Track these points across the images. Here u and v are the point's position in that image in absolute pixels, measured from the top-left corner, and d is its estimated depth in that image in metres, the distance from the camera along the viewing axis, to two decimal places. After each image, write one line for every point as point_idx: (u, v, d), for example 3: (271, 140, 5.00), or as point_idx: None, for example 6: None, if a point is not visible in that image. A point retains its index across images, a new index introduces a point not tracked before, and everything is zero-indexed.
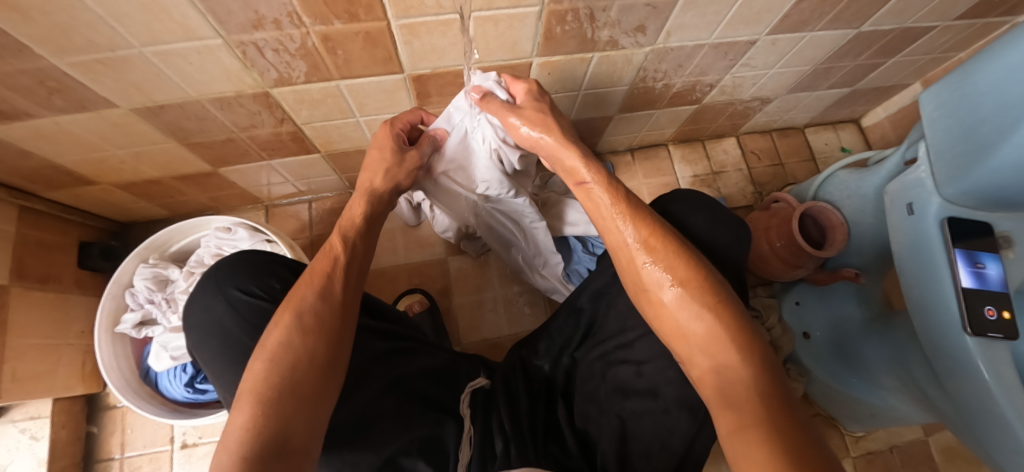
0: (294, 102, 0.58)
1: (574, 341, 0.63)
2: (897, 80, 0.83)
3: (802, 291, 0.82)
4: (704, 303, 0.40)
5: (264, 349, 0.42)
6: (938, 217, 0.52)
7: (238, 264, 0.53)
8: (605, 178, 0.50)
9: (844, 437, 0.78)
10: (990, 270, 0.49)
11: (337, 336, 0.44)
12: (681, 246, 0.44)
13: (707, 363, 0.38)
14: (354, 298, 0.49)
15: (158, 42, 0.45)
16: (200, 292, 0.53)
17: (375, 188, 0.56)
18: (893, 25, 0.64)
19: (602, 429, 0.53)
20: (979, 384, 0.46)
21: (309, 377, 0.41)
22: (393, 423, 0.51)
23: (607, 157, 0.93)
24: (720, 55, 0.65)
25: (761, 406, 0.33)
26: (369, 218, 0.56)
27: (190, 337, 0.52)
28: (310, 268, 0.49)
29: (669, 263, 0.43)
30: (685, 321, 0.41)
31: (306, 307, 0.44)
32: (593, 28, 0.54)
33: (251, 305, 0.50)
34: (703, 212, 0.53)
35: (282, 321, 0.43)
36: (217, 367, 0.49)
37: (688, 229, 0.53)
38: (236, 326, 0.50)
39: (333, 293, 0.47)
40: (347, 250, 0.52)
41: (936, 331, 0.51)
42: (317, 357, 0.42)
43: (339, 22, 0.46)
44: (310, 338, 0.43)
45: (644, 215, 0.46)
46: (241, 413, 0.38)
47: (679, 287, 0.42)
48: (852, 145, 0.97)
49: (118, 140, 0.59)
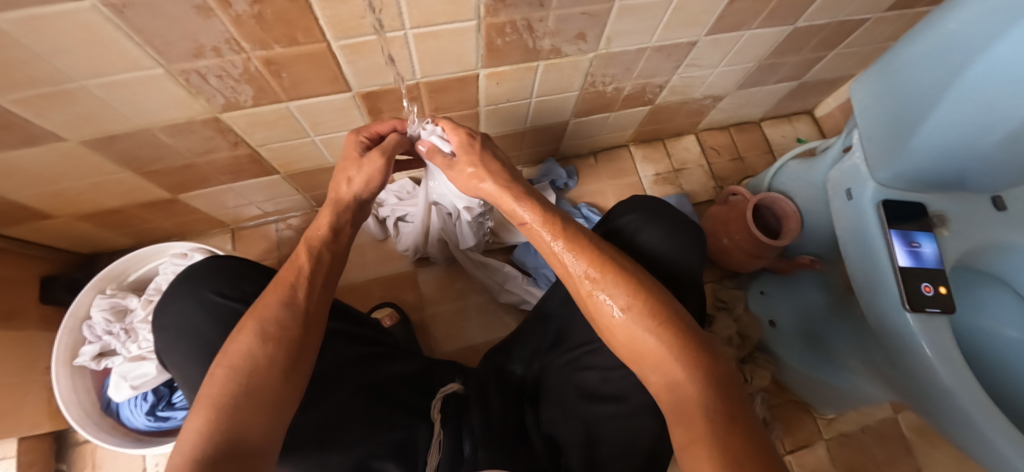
0: (247, 126, 0.59)
1: (544, 348, 0.65)
2: (842, 71, 0.86)
3: (767, 281, 0.84)
4: (646, 325, 0.41)
5: (226, 356, 0.41)
6: (874, 201, 0.53)
7: (212, 268, 0.53)
8: (543, 212, 0.50)
9: (817, 420, 0.79)
10: (925, 249, 0.51)
11: (301, 343, 0.43)
12: (621, 271, 0.45)
13: (660, 379, 0.40)
14: (322, 307, 0.48)
15: (100, 75, 0.45)
16: (171, 296, 0.52)
17: (342, 198, 0.54)
18: (827, 20, 0.67)
19: (569, 432, 0.54)
20: (923, 360, 0.48)
21: (270, 383, 0.40)
22: (367, 428, 0.50)
23: (571, 160, 0.95)
24: (664, 56, 0.67)
25: (708, 419, 0.35)
26: (334, 228, 0.53)
27: (161, 340, 0.51)
28: (276, 277, 0.48)
29: (612, 292, 0.44)
30: (635, 341, 0.42)
31: (269, 314, 0.44)
32: (534, 38, 0.55)
33: (224, 308, 0.50)
34: (654, 222, 0.57)
35: (245, 328, 0.43)
36: (189, 370, 0.49)
37: (644, 238, 0.56)
38: (206, 326, 0.49)
39: (298, 302, 0.46)
40: (314, 261, 0.50)
41: (880, 311, 0.53)
42: (278, 364, 0.41)
43: (280, 46, 0.47)
44: (270, 346, 0.42)
45: (586, 241, 0.47)
46: (198, 417, 0.38)
47: (624, 312, 0.43)
48: (807, 135, 1.00)
49: (73, 173, 0.59)
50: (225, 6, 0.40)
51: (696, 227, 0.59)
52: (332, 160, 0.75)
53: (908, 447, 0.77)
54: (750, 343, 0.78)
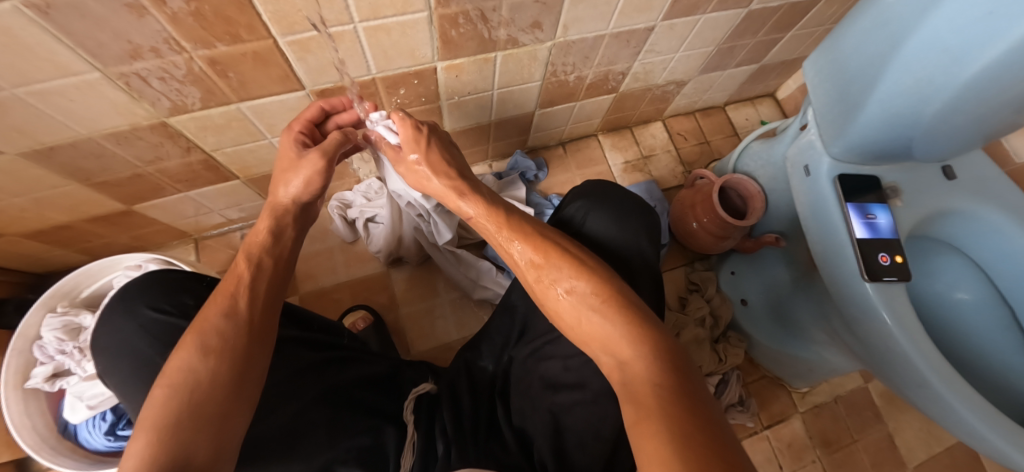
0: (197, 130, 0.57)
1: (511, 339, 0.64)
2: (799, 53, 0.88)
3: (736, 262, 0.85)
4: (591, 304, 0.43)
5: (165, 375, 0.39)
6: (831, 176, 0.55)
7: (148, 284, 0.51)
8: (483, 204, 0.52)
9: (792, 395, 0.80)
10: (880, 219, 0.52)
11: (246, 359, 0.42)
12: (563, 253, 0.47)
13: (610, 360, 0.41)
14: (267, 316, 0.45)
15: (30, 82, 0.43)
16: (108, 315, 0.50)
17: (279, 202, 0.52)
18: (778, 2, 0.69)
19: (536, 424, 0.54)
20: (881, 327, 0.50)
21: (213, 397, 0.38)
22: (327, 435, 0.49)
23: (540, 152, 0.95)
24: (623, 43, 0.67)
25: (656, 398, 0.34)
26: (274, 232, 0.51)
27: (100, 362, 0.49)
28: (216, 288, 0.46)
29: (553, 280, 0.46)
30: (583, 325, 0.43)
31: (211, 328, 0.42)
32: (489, 28, 0.55)
33: (164, 324, 0.48)
34: (601, 207, 0.60)
35: (185, 344, 0.41)
36: (130, 392, 0.47)
37: (592, 224, 0.59)
38: (145, 344, 0.48)
39: (240, 312, 0.44)
40: (256, 268, 0.48)
41: (840, 283, 0.54)
42: (221, 377, 0.39)
43: (222, 44, 0.45)
44: (212, 359, 0.40)
45: (527, 232, 0.49)
46: (138, 441, 0.35)
47: (568, 292, 0.45)
48: (770, 117, 1.02)
49: (13, 189, 0.56)
50: (159, 4, 0.38)
51: (642, 209, 0.62)
52: None
53: (878, 413, 0.80)
54: (721, 323, 0.79)
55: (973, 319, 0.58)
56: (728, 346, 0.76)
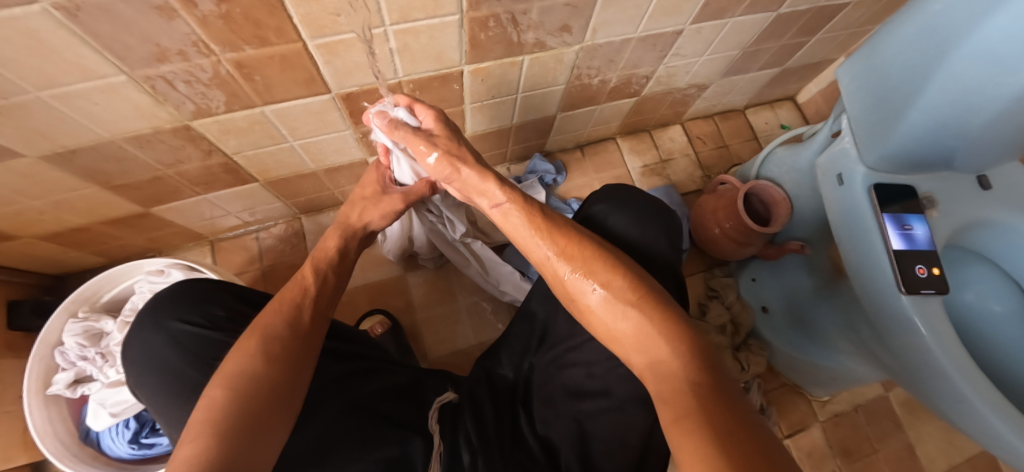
0: (219, 133, 0.56)
1: (531, 348, 0.64)
2: (822, 56, 0.87)
3: (757, 268, 0.84)
4: (628, 299, 0.42)
5: (221, 376, 0.40)
6: (866, 185, 0.54)
7: (178, 295, 0.50)
8: (516, 194, 0.50)
9: (811, 403, 0.80)
10: (917, 231, 0.51)
11: (298, 366, 0.43)
12: (596, 249, 0.46)
13: (642, 360, 0.40)
14: (321, 325, 0.49)
15: (54, 86, 0.42)
16: (139, 326, 0.50)
17: (350, 223, 0.60)
18: (807, 5, 0.67)
19: (562, 432, 0.54)
20: (917, 340, 0.49)
21: (265, 403, 0.39)
22: (357, 446, 0.47)
23: (557, 155, 0.94)
24: (649, 47, 0.66)
25: (694, 399, 0.34)
26: (341, 250, 0.58)
27: (132, 373, 0.49)
28: (278, 296, 0.49)
29: (589, 269, 0.45)
30: (614, 320, 0.42)
31: (272, 333, 0.44)
32: (518, 31, 0.54)
33: (195, 338, 0.48)
34: (624, 208, 0.58)
35: (245, 348, 0.43)
36: (160, 405, 0.47)
37: (615, 223, 0.58)
38: (177, 358, 0.47)
39: (300, 322, 0.47)
40: (318, 281, 0.53)
41: (874, 295, 0.53)
42: (275, 382, 0.41)
43: (250, 48, 0.44)
44: (273, 367, 0.42)
45: (559, 226, 0.48)
46: (191, 443, 0.36)
47: (603, 288, 0.43)
48: (790, 121, 1.01)
49: (32, 191, 0.55)
50: (190, 6, 0.37)
51: (665, 211, 0.60)
52: (312, 165, 0.72)
53: (898, 422, 0.79)
54: (743, 331, 0.79)
55: (1001, 331, 0.56)
56: (750, 355, 0.76)
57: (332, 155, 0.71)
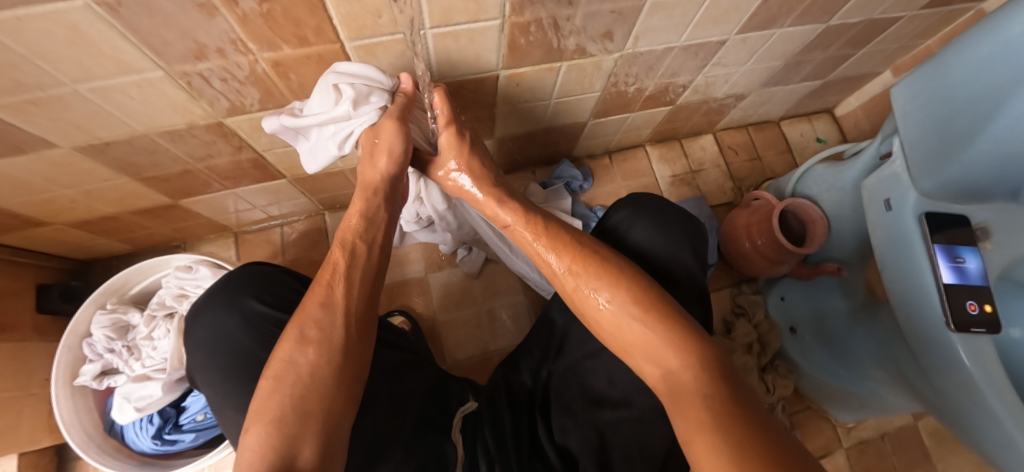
0: (251, 130, 0.56)
1: (550, 354, 0.60)
2: (867, 69, 0.83)
3: (787, 287, 0.81)
4: (634, 313, 0.41)
5: (271, 367, 0.39)
6: (917, 211, 0.50)
7: (249, 277, 0.52)
8: (522, 211, 0.50)
9: (836, 428, 0.78)
10: (969, 264, 0.48)
11: (340, 352, 0.41)
12: (604, 264, 0.44)
13: (655, 370, 0.39)
14: (359, 304, 0.44)
15: (92, 79, 0.41)
16: (208, 306, 0.50)
17: (369, 182, 0.50)
18: (860, 17, 0.64)
19: (581, 442, 0.52)
20: (966, 379, 0.45)
21: (315, 394, 0.38)
22: (404, 450, 0.48)
23: (585, 161, 0.92)
24: (690, 55, 0.63)
25: (707, 415, 0.32)
26: (367, 217, 0.49)
27: (197, 358, 0.48)
28: (313, 279, 0.45)
29: (597, 284, 0.43)
30: (622, 333, 0.41)
31: (309, 317, 0.41)
32: (559, 37, 0.52)
33: (268, 319, 0.49)
34: (652, 215, 0.56)
35: (288, 336, 0.41)
36: (228, 390, 0.46)
37: (637, 232, 0.55)
38: (250, 339, 0.47)
39: (336, 301, 0.43)
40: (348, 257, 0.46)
41: (920, 327, 0.50)
42: (321, 372, 0.39)
43: (288, 47, 0.43)
44: (311, 351, 0.40)
45: (567, 237, 0.47)
46: (253, 435, 0.36)
47: (609, 305, 0.42)
48: (827, 135, 0.98)
49: (65, 181, 0.56)
50: (231, 4, 0.36)
51: (693, 218, 0.58)
52: (339, 164, 0.72)
53: (926, 454, 0.77)
54: (771, 351, 0.78)
55: None
56: (777, 377, 0.75)
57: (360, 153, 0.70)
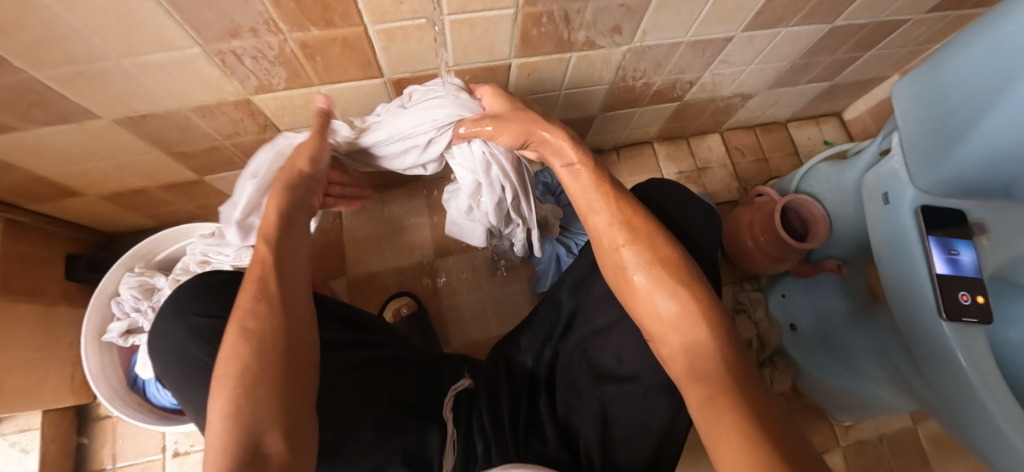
0: (276, 109, 0.59)
1: (556, 334, 0.63)
2: (875, 74, 0.84)
3: (788, 285, 0.82)
4: (680, 280, 0.43)
5: (222, 373, 0.40)
6: (912, 206, 0.52)
7: (200, 287, 0.54)
8: (590, 162, 0.51)
9: (834, 428, 0.78)
10: (964, 256, 0.49)
11: (281, 339, 0.43)
12: (657, 229, 0.47)
13: (678, 341, 0.42)
14: (294, 295, 0.47)
15: (136, 54, 0.45)
16: (162, 321, 0.53)
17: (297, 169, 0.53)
18: (867, 19, 0.65)
19: (583, 416, 0.54)
20: (958, 371, 0.46)
21: (265, 380, 0.40)
22: (375, 434, 0.49)
23: (593, 156, 0.94)
24: (697, 52, 0.65)
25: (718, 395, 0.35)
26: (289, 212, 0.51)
27: (157, 363, 0.52)
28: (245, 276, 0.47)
29: (651, 243, 0.46)
30: (659, 299, 0.44)
31: (247, 312, 0.44)
32: (569, 29, 0.54)
33: (212, 328, 0.51)
34: (675, 201, 0.57)
35: (227, 341, 0.42)
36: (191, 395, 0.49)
37: (672, 213, 0.56)
38: (195, 347, 0.50)
39: (271, 294, 0.45)
40: (276, 253, 0.48)
41: (914, 319, 0.51)
42: (266, 360, 0.41)
43: (316, 29, 0.46)
44: (252, 344, 0.42)
45: (626, 198, 0.49)
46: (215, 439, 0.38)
47: (655, 266, 0.45)
48: (835, 138, 0.99)
49: (102, 152, 0.60)
50: None
51: (716, 211, 0.59)
52: None
53: (925, 458, 0.76)
54: (769, 347, 0.79)
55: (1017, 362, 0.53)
56: (774, 372, 0.77)
57: None
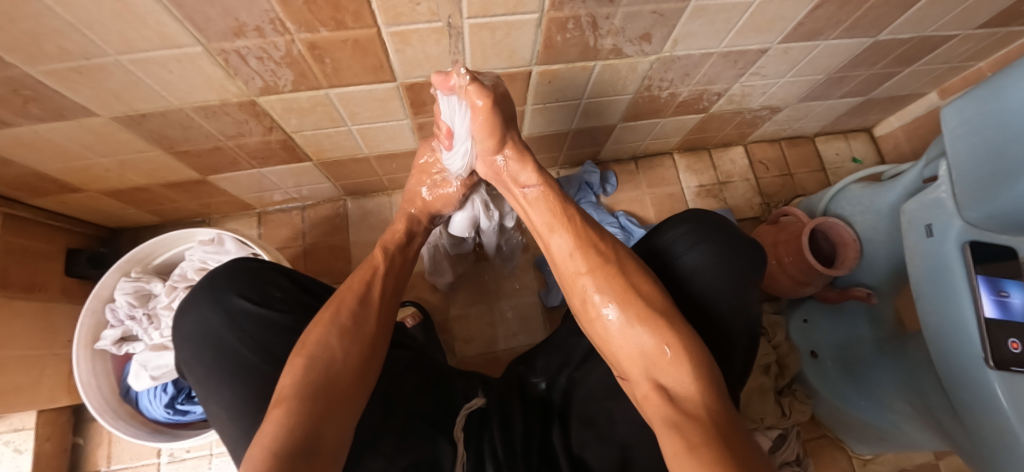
0: (282, 111, 0.56)
1: (573, 360, 0.59)
2: (913, 89, 0.79)
3: (810, 309, 0.79)
4: (646, 316, 0.40)
5: (304, 346, 0.42)
6: (959, 241, 0.48)
7: (235, 273, 0.51)
8: (549, 191, 0.49)
9: (851, 460, 0.75)
10: (1015, 299, 0.44)
11: (369, 344, 0.45)
12: (619, 258, 0.44)
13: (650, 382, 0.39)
14: (387, 307, 0.51)
15: (134, 50, 0.42)
16: (194, 301, 0.51)
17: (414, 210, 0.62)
18: (910, 34, 0.61)
19: (601, 457, 0.49)
20: (1002, 421, 0.42)
21: (345, 377, 0.42)
22: (395, 446, 0.47)
23: (610, 165, 0.91)
24: (729, 63, 0.61)
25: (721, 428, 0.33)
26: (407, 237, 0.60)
27: (183, 351, 0.50)
28: (352, 274, 0.51)
29: (613, 275, 0.43)
30: (628, 339, 0.41)
31: (346, 308, 0.46)
32: (596, 36, 0.51)
33: (252, 317, 0.49)
34: (712, 240, 0.50)
35: (321, 321, 0.44)
36: (212, 385, 0.47)
37: (692, 259, 0.50)
38: (234, 336, 0.48)
39: (370, 298, 0.49)
40: (385, 260, 0.55)
41: (955, 364, 0.46)
42: (351, 358, 0.43)
43: (325, 30, 0.43)
44: (344, 339, 0.44)
45: (589, 226, 0.47)
46: (273, 417, 0.37)
47: (616, 303, 0.42)
48: (864, 155, 0.94)
49: (101, 149, 0.57)
50: None
51: (758, 246, 0.52)
52: (365, 151, 0.72)
53: None
54: (789, 373, 0.74)
55: None
56: (793, 402, 0.73)
57: (387, 142, 0.70)
